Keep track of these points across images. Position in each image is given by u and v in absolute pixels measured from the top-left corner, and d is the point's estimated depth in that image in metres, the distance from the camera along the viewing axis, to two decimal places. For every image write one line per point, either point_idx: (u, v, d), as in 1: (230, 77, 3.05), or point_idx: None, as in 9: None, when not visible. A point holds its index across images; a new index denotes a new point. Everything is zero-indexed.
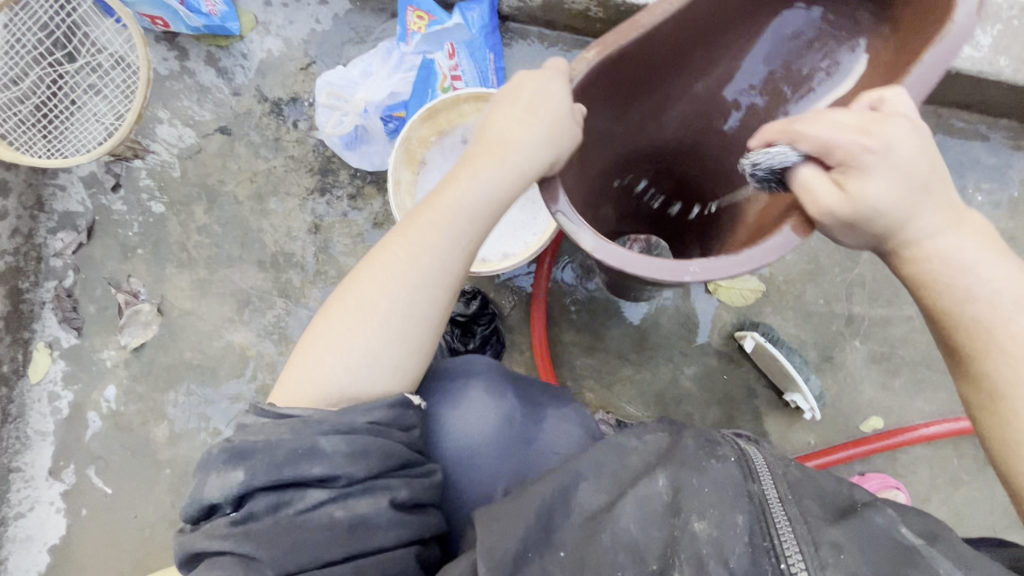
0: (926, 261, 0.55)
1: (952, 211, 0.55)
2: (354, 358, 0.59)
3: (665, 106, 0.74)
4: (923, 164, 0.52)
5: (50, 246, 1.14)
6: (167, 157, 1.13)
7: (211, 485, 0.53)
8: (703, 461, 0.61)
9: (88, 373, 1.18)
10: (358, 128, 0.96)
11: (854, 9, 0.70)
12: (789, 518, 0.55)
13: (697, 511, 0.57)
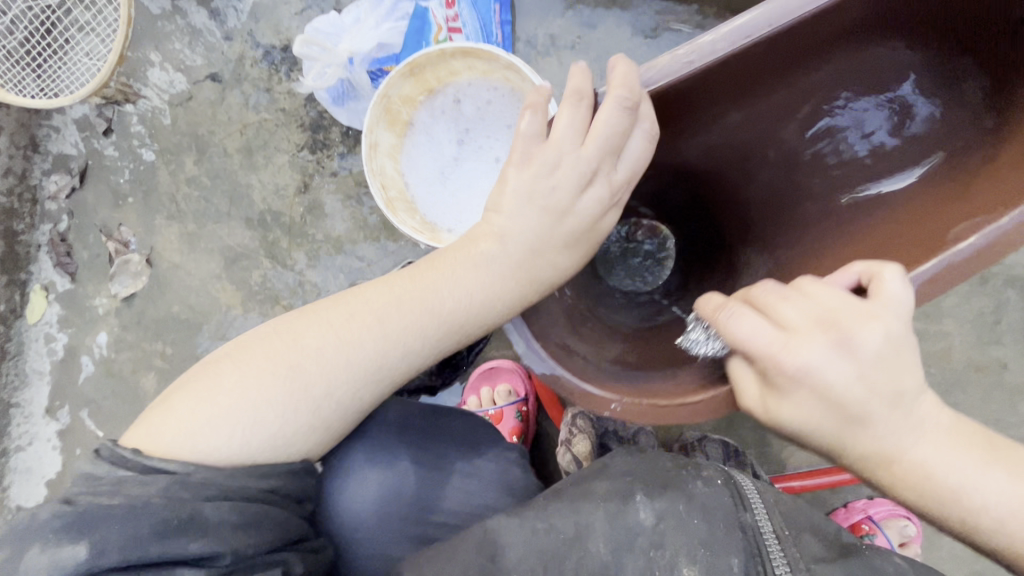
0: (901, 477, 0.49)
1: (917, 429, 0.48)
2: (256, 432, 0.52)
3: (715, 121, 0.64)
4: (863, 393, 0.47)
5: (45, 188, 1.14)
6: (158, 103, 1.08)
7: (35, 565, 0.43)
8: (688, 484, 0.58)
9: (81, 318, 1.18)
10: (344, 81, 0.88)
11: (965, 88, 0.60)
12: (788, 560, 0.52)
13: (687, 550, 0.54)
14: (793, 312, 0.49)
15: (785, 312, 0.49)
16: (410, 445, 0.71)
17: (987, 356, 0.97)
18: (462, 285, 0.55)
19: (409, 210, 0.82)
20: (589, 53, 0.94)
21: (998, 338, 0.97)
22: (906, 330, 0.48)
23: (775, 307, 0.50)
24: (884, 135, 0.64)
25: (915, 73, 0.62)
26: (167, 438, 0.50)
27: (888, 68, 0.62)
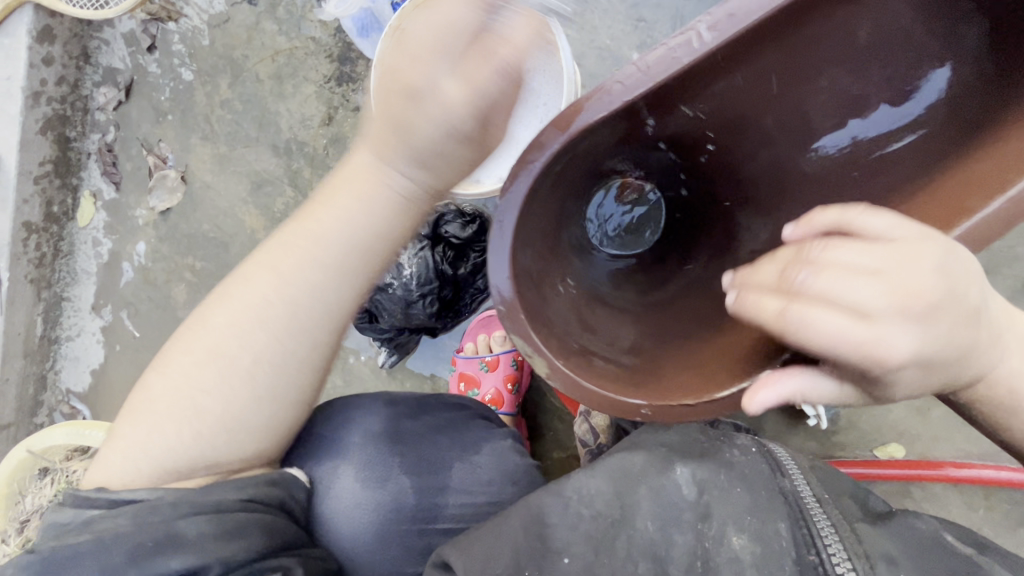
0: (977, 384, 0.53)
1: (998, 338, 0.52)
2: (204, 407, 0.61)
3: (705, 93, 0.61)
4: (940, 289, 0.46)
5: (95, 99, 1.21)
6: (198, 23, 1.11)
7: None
8: (727, 454, 0.66)
9: (123, 227, 1.27)
10: (367, 11, 0.87)
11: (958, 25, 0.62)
12: (831, 523, 0.57)
13: (736, 525, 0.60)
14: (858, 283, 0.44)
15: (870, 284, 0.44)
16: (397, 458, 0.74)
17: None
18: (333, 213, 0.59)
19: None
20: None
21: None
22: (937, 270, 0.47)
23: (836, 292, 0.45)
24: (882, 90, 0.66)
25: (916, 38, 0.63)
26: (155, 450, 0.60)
27: (896, 28, 0.62)
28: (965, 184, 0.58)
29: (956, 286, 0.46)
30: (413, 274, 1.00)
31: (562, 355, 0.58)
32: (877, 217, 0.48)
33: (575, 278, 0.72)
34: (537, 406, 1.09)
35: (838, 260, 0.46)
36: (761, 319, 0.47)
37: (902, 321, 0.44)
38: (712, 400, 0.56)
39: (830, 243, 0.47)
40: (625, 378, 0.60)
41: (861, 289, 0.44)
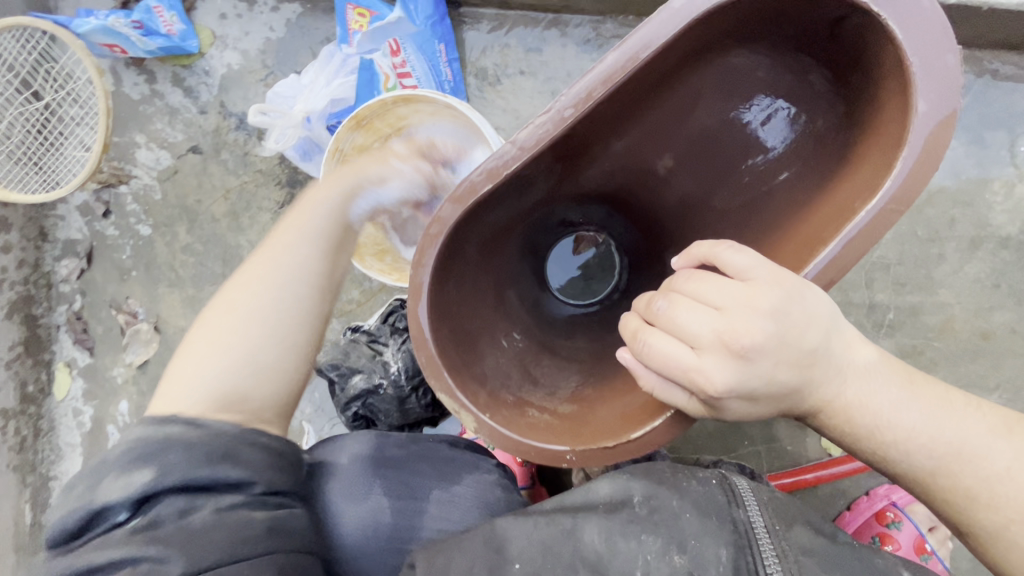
0: (850, 418, 0.47)
1: (851, 370, 0.47)
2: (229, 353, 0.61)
3: (602, 153, 0.62)
4: (767, 337, 0.44)
5: (58, 272, 1.22)
6: (149, 181, 1.15)
7: (109, 486, 0.52)
8: (683, 483, 0.62)
9: (103, 390, 1.25)
10: (305, 139, 0.93)
11: (807, 67, 0.56)
12: (777, 551, 0.56)
13: (681, 545, 0.57)
14: (699, 314, 0.45)
15: (690, 325, 0.45)
16: (385, 480, 0.75)
17: (991, 324, 0.92)
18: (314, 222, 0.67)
19: (377, 251, 0.89)
20: (535, 75, 0.97)
21: (1000, 302, 0.92)
22: (775, 312, 0.44)
23: (679, 325, 0.46)
24: (734, 136, 0.62)
25: (770, 77, 0.58)
26: (196, 381, 0.59)
27: (748, 79, 0.58)
28: (818, 225, 0.52)
29: (787, 332, 0.44)
30: (400, 368, 1.01)
31: (489, 408, 0.59)
32: (741, 253, 0.47)
33: (524, 330, 0.74)
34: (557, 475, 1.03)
35: (687, 290, 0.47)
36: (624, 338, 0.50)
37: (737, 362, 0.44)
38: (625, 442, 0.55)
39: (691, 276, 0.48)
40: (556, 429, 0.60)
41: (698, 321, 0.45)
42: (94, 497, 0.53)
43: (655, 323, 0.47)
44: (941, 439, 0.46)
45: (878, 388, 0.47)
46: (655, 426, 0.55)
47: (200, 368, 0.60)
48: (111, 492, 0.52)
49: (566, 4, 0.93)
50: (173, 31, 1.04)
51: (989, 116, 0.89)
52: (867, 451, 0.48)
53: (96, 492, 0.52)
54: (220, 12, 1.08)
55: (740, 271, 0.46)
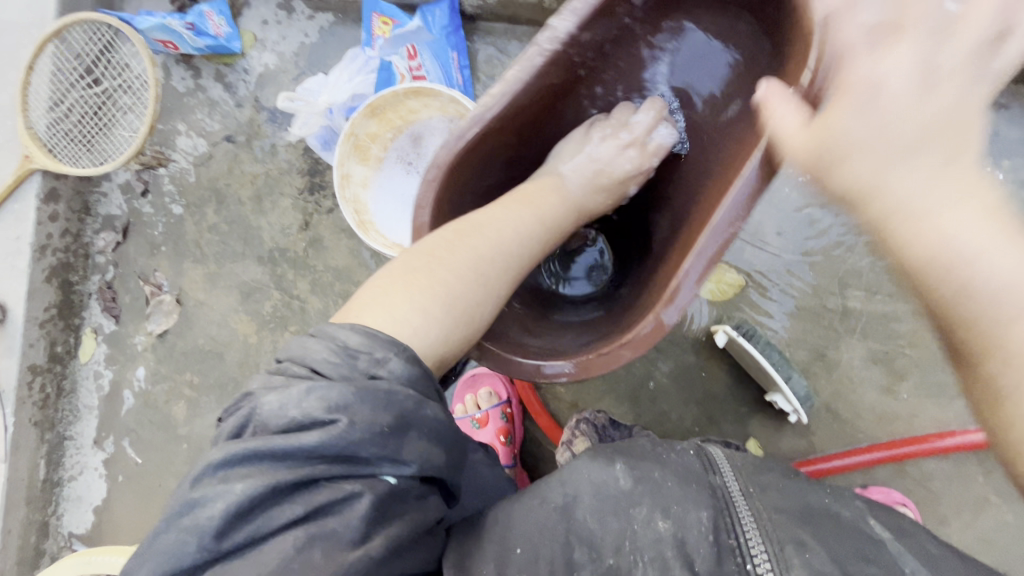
0: (913, 227, 0.49)
1: (936, 170, 0.50)
2: (449, 294, 0.60)
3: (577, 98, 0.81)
4: (900, 124, 0.50)
5: (95, 244, 1.33)
6: (185, 165, 1.27)
7: (310, 402, 0.48)
8: (664, 455, 0.66)
9: (123, 356, 1.35)
10: (326, 128, 1.04)
11: (736, 22, 0.76)
12: (753, 512, 0.58)
13: (663, 510, 0.60)
14: (901, 108, 0.51)
15: (890, 79, 0.51)
16: None
17: None
18: (554, 206, 0.73)
19: (381, 231, 0.94)
20: None
21: None
22: (889, 87, 0.51)
23: (844, 128, 0.52)
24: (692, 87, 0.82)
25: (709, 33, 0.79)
26: (407, 326, 0.57)
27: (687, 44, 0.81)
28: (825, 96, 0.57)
29: (914, 115, 0.51)
30: None
31: (492, 343, 0.69)
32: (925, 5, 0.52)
33: (523, 300, 0.83)
34: (535, 458, 1.13)
35: (954, 105, 0.51)
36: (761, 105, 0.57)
37: (886, 184, 0.51)
38: (623, 343, 0.65)
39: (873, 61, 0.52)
40: (551, 356, 0.70)
41: (857, 119, 0.51)
42: (303, 397, 0.49)
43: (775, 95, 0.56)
44: (1017, 277, 0.45)
45: (960, 236, 0.48)
46: (641, 329, 0.64)
47: (379, 311, 0.58)
48: (332, 431, 0.48)
49: None
50: (220, 33, 1.16)
51: None
52: (939, 294, 0.49)
53: (394, 451, 0.50)
54: (263, 18, 1.21)
55: (913, 53, 0.51)
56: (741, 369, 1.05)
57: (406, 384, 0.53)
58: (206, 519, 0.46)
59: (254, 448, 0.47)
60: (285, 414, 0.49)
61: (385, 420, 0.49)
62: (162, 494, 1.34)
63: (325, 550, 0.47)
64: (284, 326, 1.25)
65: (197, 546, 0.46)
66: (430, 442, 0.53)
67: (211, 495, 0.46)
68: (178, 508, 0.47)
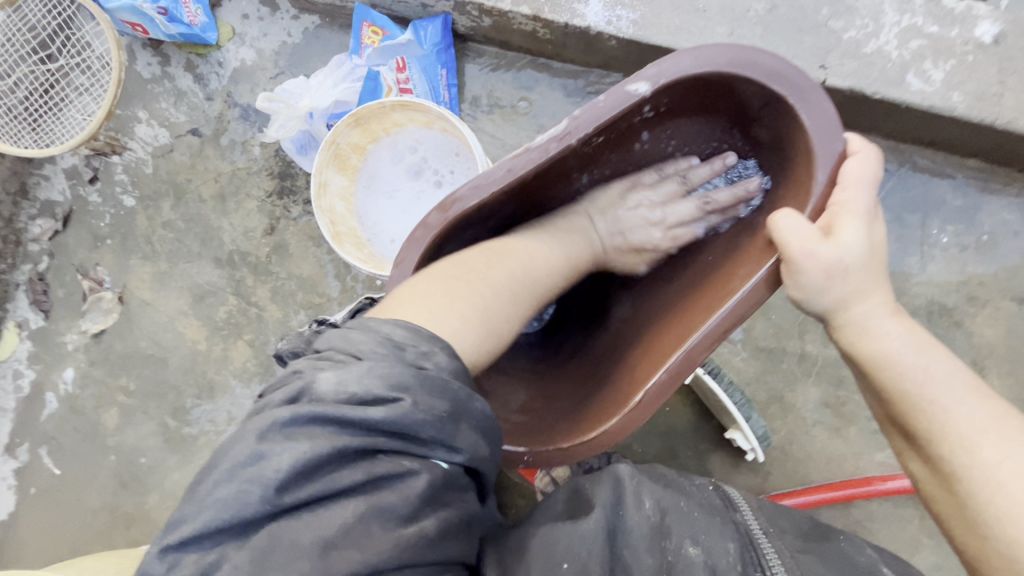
0: (865, 341, 0.60)
1: (886, 303, 0.61)
2: (478, 302, 0.59)
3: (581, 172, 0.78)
4: (865, 256, 0.58)
5: (29, 231, 1.22)
6: (143, 155, 1.19)
7: (372, 378, 0.46)
8: (687, 488, 0.67)
9: (49, 355, 1.23)
10: (305, 133, 1.01)
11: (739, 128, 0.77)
12: (776, 550, 0.60)
13: (691, 537, 0.61)
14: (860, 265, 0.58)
15: (853, 239, 0.58)
16: None
17: None
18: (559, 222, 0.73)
19: (356, 244, 0.91)
20: (524, 110, 1.07)
21: None
22: (863, 244, 0.58)
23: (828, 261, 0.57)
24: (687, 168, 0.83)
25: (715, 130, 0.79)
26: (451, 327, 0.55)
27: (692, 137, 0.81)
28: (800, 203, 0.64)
29: (870, 262, 0.59)
30: None
31: None
32: (869, 165, 0.59)
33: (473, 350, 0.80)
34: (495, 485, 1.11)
35: (869, 290, 0.60)
36: (786, 232, 0.58)
37: (870, 339, 0.60)
38: (585, 441, 0.62)
39: (849, 216, 0.58)
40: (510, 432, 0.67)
41: (829, 253, 0.57)
42: (363, 373, 0.46)
43: (793, 226, 0.58)
44: (935, 373, 0.58)
45: (930, 382, 0.58)
46: (604, 429, 0.61)
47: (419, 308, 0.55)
48: (399, 409, 0.45)
49: (558, 52, 1.04)
50: (195, 22, 1.11)
51: (908, 201, 1.02)
52: (884, 390, 0.60)
53: (454, 438, 0.48)
54: (243, 12, 1.16)
55: (870, 221, 0.59)
56: (703, 406, 1.07)
57: (454, 375, 0.50)
58: (271, 471, 0.43)
59: (324, 414, 0.45)
60: (352, 385, 0.46)
61: (442, 406, 0.47)
62: (79, 511, 1.22)
63: (384, 526, 0.45)
64: (237, 334, 1.18)
65: (258, 496, 0.43)
66: (484, 432, 0.50)
67: (279, 449, 0.43)
68: (240, 459, 0.44)
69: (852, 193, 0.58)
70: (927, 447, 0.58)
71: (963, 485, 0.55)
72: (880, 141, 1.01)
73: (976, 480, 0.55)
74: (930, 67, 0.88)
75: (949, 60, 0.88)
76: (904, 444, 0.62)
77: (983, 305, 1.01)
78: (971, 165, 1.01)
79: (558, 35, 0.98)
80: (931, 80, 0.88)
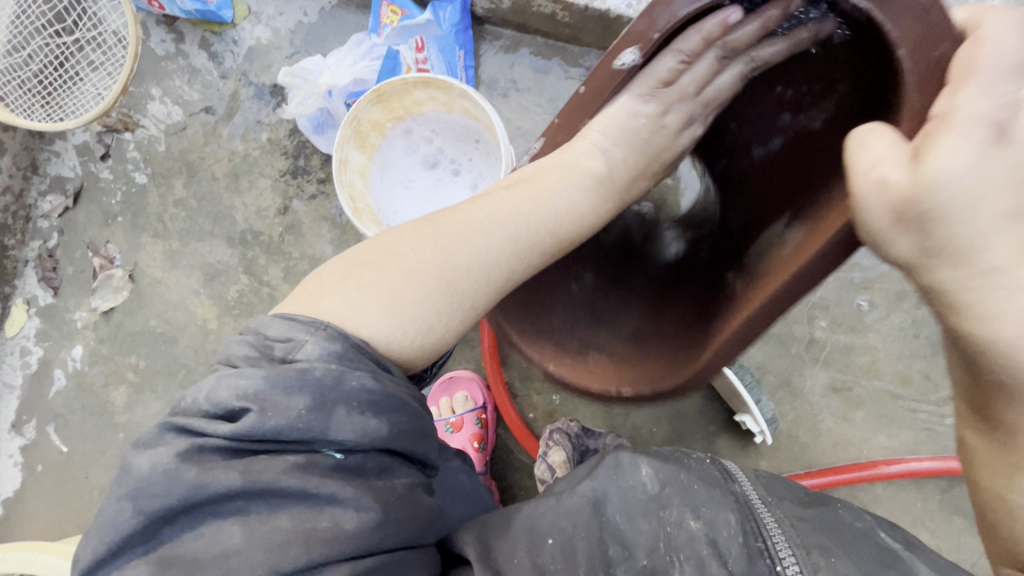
0: (1001, 318, 0.40)
1: None
2: (405, 304, 0.52)
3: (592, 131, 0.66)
4: (1003, 175, 0.38)
5: (40, 207, 1.22)
6: (155, 132, 1.19)
7: (223, 385, 0.44)
8: (685, 459, 0.64)
9: (58, 333, 1.23)
10: (323, 110, 1.01)
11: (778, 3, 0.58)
12: (777, 520, 0.56)
13: (691, 509, 0.59)
14: (986, 196, 0.38)
15: (964, 155, 0.38)
16: None
17: (910, 369, 1.05)
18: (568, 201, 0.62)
19: (374, 220, 0.92)
20: (540, 93, 1.08)
21: (918, 350, 1.05)
22: (994, 160, 0.38)
23: (922, 188, 0.39)
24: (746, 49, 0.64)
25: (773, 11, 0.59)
26: (367, 325, 0.50)
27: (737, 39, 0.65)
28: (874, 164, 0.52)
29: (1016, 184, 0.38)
30: None
31: (552, 358, 0.71)
32: (1006, 48, 0.40)
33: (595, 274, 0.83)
34: (504, 466, 1.12)
35: (1022, 245, 0.39)
36: (854, 153, 0.43)
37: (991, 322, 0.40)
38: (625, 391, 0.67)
39: (967, 120, 0.39)
40: (611, 368, 0.72)
41: (914, 178, 0.40)
42: (216, 384, 0.45)
43: (865, 144, 0.43)
44: None
45: None
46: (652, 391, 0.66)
47: (330, 299, 0.51)
48: (246, 418, 0.43)
49: (575, 36, 1.04)
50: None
51: None
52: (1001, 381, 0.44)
53: (325, 428, 0.44)
54: None
55: (1010, 122, 0.38)
56: (711, 389, 1.09)
57: (330, 360, 0.46)
58: (137, 486, 0.42)
59: (184, 426, 0.44)
60: (207, 396, 0.45)
61: (301, 402, 0.43)
62: (86, 489, 1.22)
63: (293, 517, 0.42)
64: (248, 314, 1.18)
65: (135, 509, 0.42)
66: (364, 413, 0.45)
67: (143, 464, 0.43)
68: (121, 478, 0.44)
69: (969, 98, 0.40)
70: (1009, 436, 0.48)
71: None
72: None
73: None
74: None
75: None
76: (970, 426, 0.51)
77: None
78: None
79: (577, 18, 0.99)
80: None
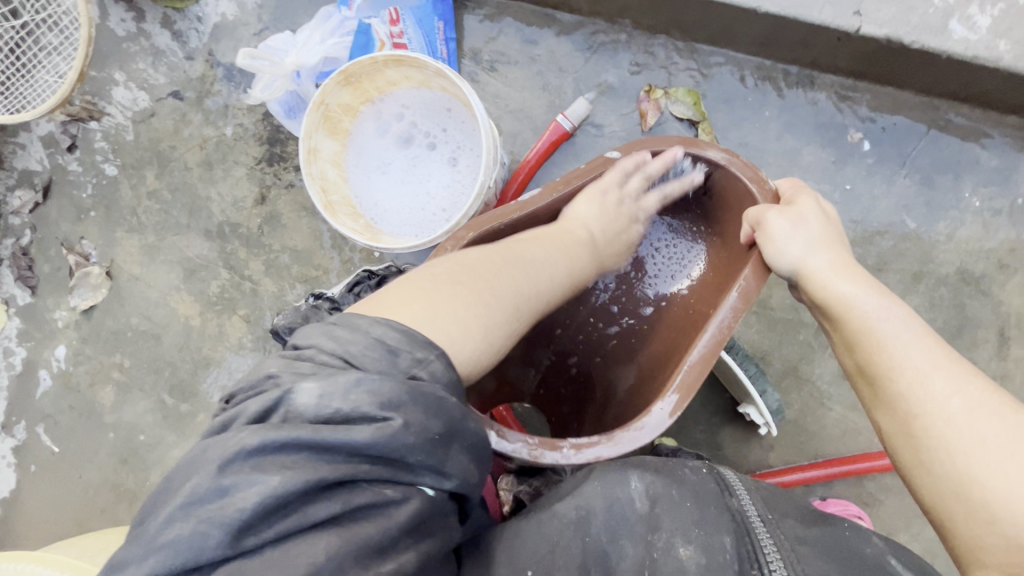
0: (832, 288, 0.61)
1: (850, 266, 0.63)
2: (491, 333, 0.56)
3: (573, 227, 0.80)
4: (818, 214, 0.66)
5: (9, 203, 1.16)
6: (121, 120, 1.12)
7: (360, 392, 0.42)
8: (679, 472, 0.61)
9: (40, 332, 1.19)
10: (292, 93, 0.94)
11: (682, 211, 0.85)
12: (776, 543, 0.53)
13: (682, 535, 0.56)
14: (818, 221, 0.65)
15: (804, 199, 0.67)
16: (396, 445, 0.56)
17: None
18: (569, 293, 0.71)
19: (351, 213, 0.86)
20: (528, 66, 0.99)
21: None
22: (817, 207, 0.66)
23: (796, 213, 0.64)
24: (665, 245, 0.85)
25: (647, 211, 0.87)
26: (461, 345, 0.53)
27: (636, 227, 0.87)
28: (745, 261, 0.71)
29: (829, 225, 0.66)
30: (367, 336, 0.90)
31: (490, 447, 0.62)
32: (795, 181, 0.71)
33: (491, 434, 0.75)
34: None
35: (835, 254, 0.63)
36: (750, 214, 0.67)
37: (831, 281, 0.62)
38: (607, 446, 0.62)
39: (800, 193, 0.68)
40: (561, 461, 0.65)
41: (792, 214, 0.64)
42: (350, 388, 0.43)
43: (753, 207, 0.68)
44: (890, 318, 0.58)
45: (885, 319, 0.58)
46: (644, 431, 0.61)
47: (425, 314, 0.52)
48: (384, 429, 0.42)
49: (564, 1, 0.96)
50: None
51: (940, 161, 0.95)
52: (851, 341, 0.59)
53: (444, 463, 0.45)
54: None
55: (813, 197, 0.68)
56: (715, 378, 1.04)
57: (446, 390, 0.47)
58: (236, 511, 0.39)
59: (298, 438, 0.41)
60: (328, 403, 0.42)
61: (436, 427, 0.44)
62: (80, 488, 1.21)
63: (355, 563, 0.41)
64: (231, 310, 1.13)
65: (220, 540, 0.39)
66: (472, 458, 0.47)
67: (245, 483, 0.39)
68: (200, 495, 0.39)
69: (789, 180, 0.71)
70: (883, 386, 0.56)
71: (919, 423, 0.53)
72: (911, 97, 0.95)
73: (932, 416, 0.52)
74: (975, 13, 0.81)
75: (997, 4, 0.80)
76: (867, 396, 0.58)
77: (1015, 273, 0.95)
78: (1010, 122, 0.94)
79: None
80: (976, 28, 0.81)
